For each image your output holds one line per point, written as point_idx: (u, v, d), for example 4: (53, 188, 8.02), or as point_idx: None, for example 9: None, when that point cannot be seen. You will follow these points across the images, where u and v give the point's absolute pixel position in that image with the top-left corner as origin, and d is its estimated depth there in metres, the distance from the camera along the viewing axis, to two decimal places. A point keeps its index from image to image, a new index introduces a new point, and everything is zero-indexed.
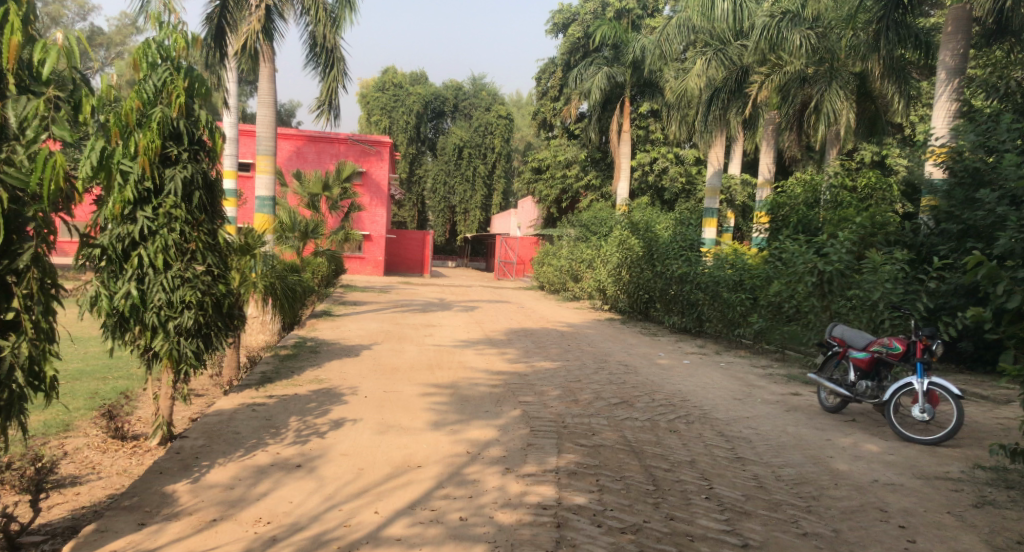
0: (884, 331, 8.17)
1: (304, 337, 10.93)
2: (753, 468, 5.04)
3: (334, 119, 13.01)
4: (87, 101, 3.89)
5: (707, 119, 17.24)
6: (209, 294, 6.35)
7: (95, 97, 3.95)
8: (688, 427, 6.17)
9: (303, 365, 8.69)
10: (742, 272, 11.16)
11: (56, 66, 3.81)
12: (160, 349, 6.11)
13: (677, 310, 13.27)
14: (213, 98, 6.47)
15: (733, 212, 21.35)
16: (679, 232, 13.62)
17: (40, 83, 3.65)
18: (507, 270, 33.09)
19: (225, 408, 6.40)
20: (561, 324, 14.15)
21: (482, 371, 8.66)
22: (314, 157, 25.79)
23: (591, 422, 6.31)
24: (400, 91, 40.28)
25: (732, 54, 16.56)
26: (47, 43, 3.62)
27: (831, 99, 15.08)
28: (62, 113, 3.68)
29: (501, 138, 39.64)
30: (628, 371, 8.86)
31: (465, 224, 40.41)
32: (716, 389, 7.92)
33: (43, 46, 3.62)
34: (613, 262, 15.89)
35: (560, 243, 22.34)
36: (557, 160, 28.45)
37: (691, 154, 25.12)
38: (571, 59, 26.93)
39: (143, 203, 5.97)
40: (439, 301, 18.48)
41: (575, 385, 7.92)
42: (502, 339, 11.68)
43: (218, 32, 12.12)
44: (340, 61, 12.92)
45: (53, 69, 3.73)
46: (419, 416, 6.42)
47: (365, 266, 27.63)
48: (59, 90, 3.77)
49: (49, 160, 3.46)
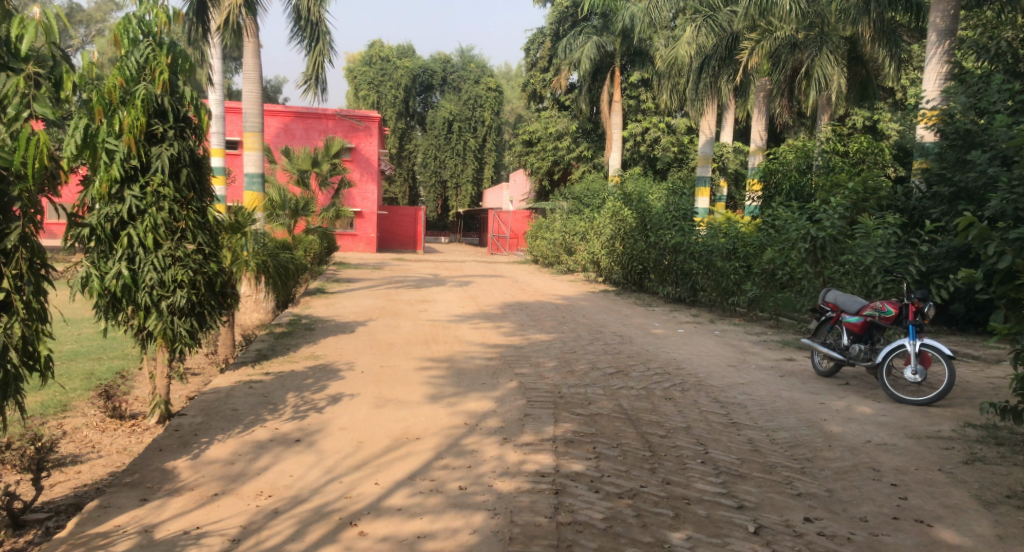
0: (877, 295, 8.22)
1: (299, 314, 10.92)
2: (748, 433, 5.10)
3: (321, 94, 12.88)
4: (68, 78, 3.81)
5: (698, 87, 17.12)
6: (201, 273, 6.37)
7: (74, 74, 3.87)
8: (683, 394, 6.23)
9: (299, 342, 8.71)
10: (735, 241, 11.20)
11: (33, 42, 3.71)
12: (154, 329, 6.15)
13: (671, 280, 13.32)
14: (197, 74, 6.40)
15: (725, 181, 21.30)
16: (671, 202, 13.59)
17: (19, 60, 3.58)
18: (500, 244, 33.00)
19: (222, 385, 6.43)
20: (556, 297, 14.19)
21: (478, 345, 8.68)
22: (302, 133, 25.57)
23: (587, 391, 6.35)
24: (387, 65, 39.90)
25: (721, 21, 16.44)
26: (24, 19, 3.53)
27: (822, 64, 14.99)
28: (43, 90, 3.62)
29: (491, 111, 39.33)
30: (623, 341, 8.92)
31: (457, 200, 40.28)
32: (711, 356, 7.98)
33: (20, 22, 3.53)
34: (606, 234, 15.89)
35: (553, 216, 22.31)
36: (548, 132, 28.23)
37: (682, 123, 24.96)
38: (559, 29, 26.64)
39: (131, 181, 5.95)
40: (433, 276, 18.49)
41: (571, 355, 7.97)
42: (497, 313, 11.69)
43: (200, 8, 12.01)
44: (326, 34, 12.72)
45: (31, 46, 3.64)
46: (416, 389, 6.46)
47: (358, 243, 27.53)
48: (39, 66, 3.68)
49: (32, 138, 3.42)
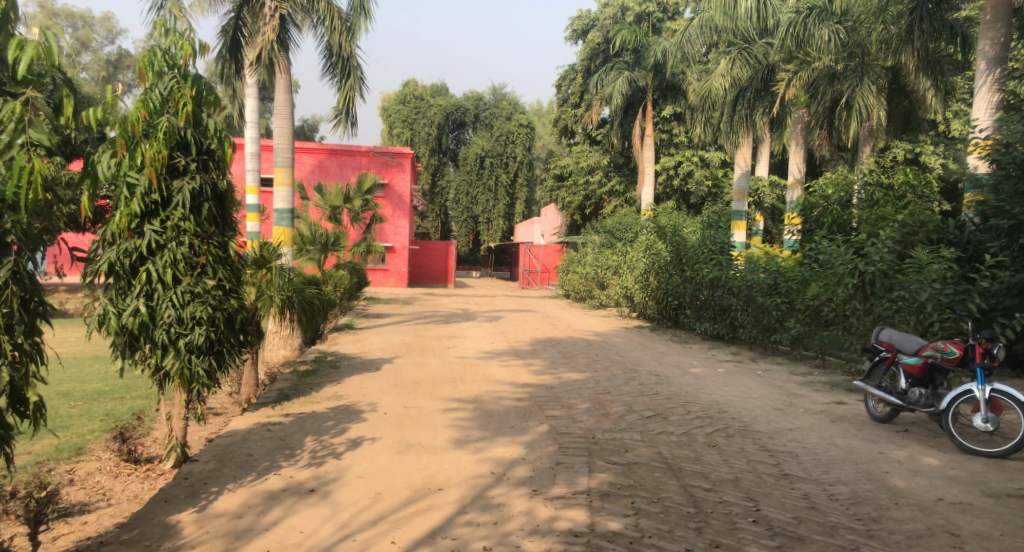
0: (934, 334, 7.67)
1: (325, 351, 10.69)
2: (802, 487, 4.64)
3: (351, 128, 12.83)
4: (69, 102, 3.61)
5: (733, 119, 16.81)
6: (221, 309, 6.22)
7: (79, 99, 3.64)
8: (728, 441, 5.78)
9: (322, 381, 8.45)
10: (776, 276, 10.72)
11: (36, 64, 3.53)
12: (171, 368, 6.00)
13: (708, 317, 12.83)
14: (222, 106, 6.37)
15: (761, 215, 20.83)
16: (707, 235, 13.16)
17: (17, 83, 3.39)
18: (531, 278, 32.69)
19: (239, 427, 6.19)
20: (588, 333, 13.78)
21: (507, 384, 8.31)
22: (336, 170, 25.75)
23: (623, 437, 5.93)
24: (421, 104, 40.53)
25: (757, 53, 16.23)
26: (22, 40, 3.36)
27: (863, 94, 14.44)
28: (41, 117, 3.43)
29: (522, 146, 39.39)
30: (660, 381, 8.48)
31: (488, 234, 40.22)
32: (754, 398, 7.49)
33: (18, 44, 3.35)
34: (640, 268, 15.50)
35: (585, 250, 21.99)
36: (579, 167, 27.94)
37: (715, 157, 24.55)
38: (590, 65, 26.57)
39: (151, 216, 5.89)
40: (463, 311, 18.19)
41: (605, 397, 7.55)
42: (528, 350, 11.31)
43: (234, 44, 12.23)
44: (357, 69, 12.69)
45: (31, 68, 3.46)
46: (441, 433, 6.11)
47: (389, 277, 27.46)
48: (37, 90, 3.49)
49: (24, 167, 3.22)
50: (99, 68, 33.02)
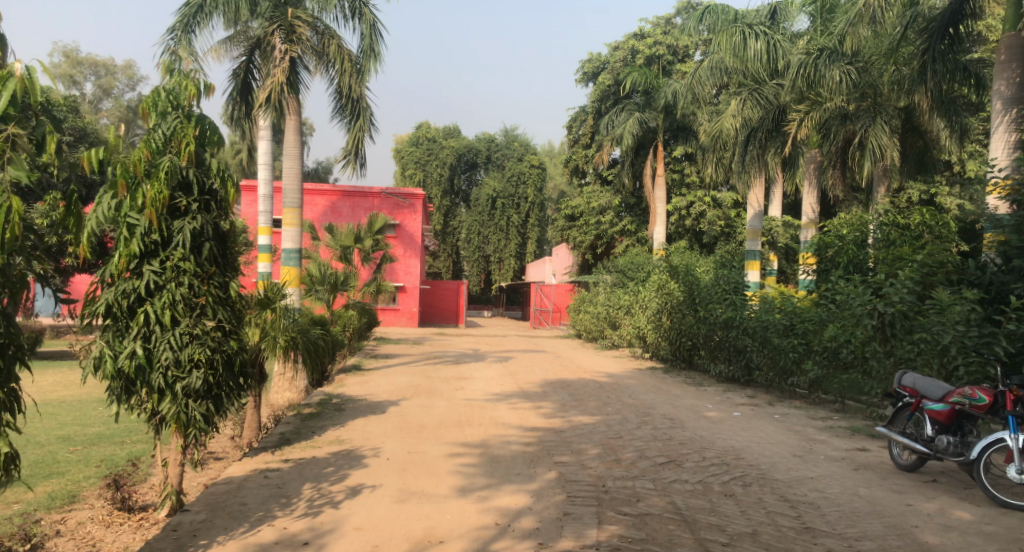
0: (960, 378, 7.38)
1: (331, 394, 10.48)
2: (825, 542, 4.36)
3: (360, 169, 12.83)
4: (51, 139, 3.72)
5: (745, 159, 16.74)
6: (220, 351, 6.05)
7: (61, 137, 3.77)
8: (745, 491, 5.50)
9: (326, 424, 8.23)
10: (792, 316, 10.45)
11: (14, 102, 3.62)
12: (167, 413, 5.83)
13: (723, 358, 12.54)
14: (225, 146, 6.30)
15: (775, 254, 20.58)
16: (721, 274, 12.94)
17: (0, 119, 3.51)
18: (542, 318, 32.43)
19: (236, 474, 5.98)
20: (600, 375, 13.50)
21: (515, 428, 8.05)
22: (348, 211, 25.85)
23: (635, 486, 5.66)
24: (434, 145, 41.00)
25: (768, 93, 16.27)
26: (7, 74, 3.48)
27: (877, 135, 14.15)
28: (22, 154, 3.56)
29: (534, 187, 39.49)
30: (674, 426, 8.18)
31: (500, 274, 40.09)
32: (773, 444, 7.19)
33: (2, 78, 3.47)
34: (652, 308, 15.27)
35: (596, 290, 21.78)
36: (590, 207, 27.77)
37: (728, 197, 24.41)
38: (601, 107, 26.71)
39: (151, 256, 5.79)
40: (473, 352, 17.96)
41: (617, 442, 7.27)
42: (538, 392, 11.03)
43: (244, 88, 12.47)
44: (366, 110, 12.72)
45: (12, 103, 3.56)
46: (445, 480, 5.86)
47: (400, 317, 27.30)
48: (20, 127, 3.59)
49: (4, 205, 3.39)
50: (119, 113, 33.67)
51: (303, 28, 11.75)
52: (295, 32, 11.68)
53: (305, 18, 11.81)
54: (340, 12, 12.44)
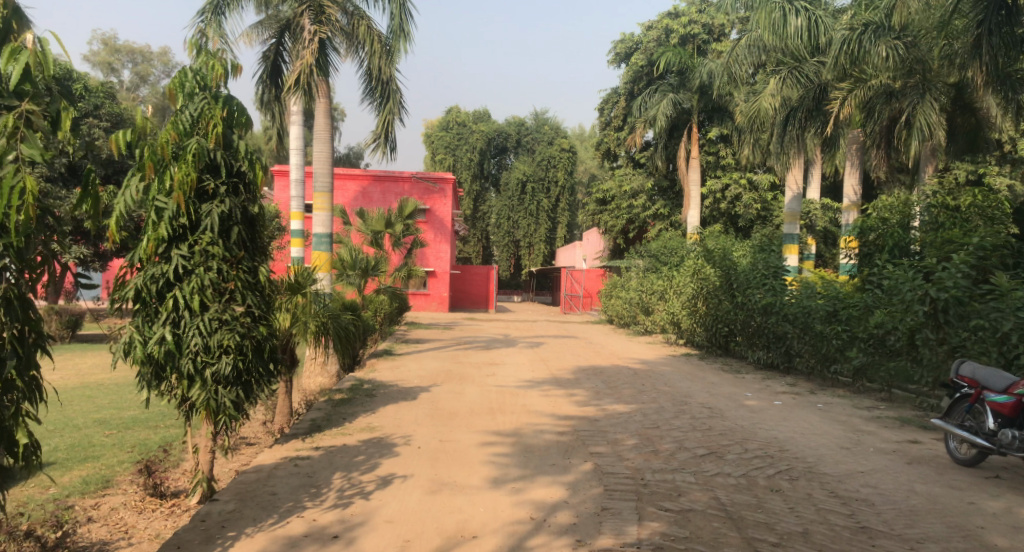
0: (1019, 367, 7.04)
1: (362, 379, 10.39)
2: (883, 544, 4.10)
3: (390, 152, 12.69)
4: (67, 115, 3.52)
5: (782, 140, 16.22)
6: (249, 337, 5.94)
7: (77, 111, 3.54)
8: (792, 485, 5.24)
9: (357, 410, 8.12)
10: (836, 302, 10.05)
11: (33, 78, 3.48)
12: (197, 399, 5.74)
13: (761, 345, 12.18)
14: (253, 128, 6.17)
15: (813, 238, 20.00)
16: (759, 259, 12.55)
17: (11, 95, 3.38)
18: (573, 303, 32.16)
19: (266, 462, 5.90)
20: (634, 361, 13.22)
21: (549, 416, 7.85)
22: (379, 196, 25.81)
23: (675, 479, 5.43)
24: (464, 130, 40.97)
25: (808, 72, 15.72)
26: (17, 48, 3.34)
27: (925, 112, 13.62)
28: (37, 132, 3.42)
29: (564, 171, 39.10)
30: (712, 415, 7.91)
31: (530, 258, 39.83)
32: (817, 435, 6.89)
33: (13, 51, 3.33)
34: (687, 293, 14.93)
35: (629, 275, 21.45)
36: (622, 191, 27.22)
37: (764, 180, 23.77)
38: (633, 88, 26.21)
39: (179, 241, 5.70)
40: (503, 337, 17.78)
41: (654, 432, 7.04)
42: (571, 379, 10.81)
43: (274, 70, 12.37)
44: (396, 92, 12.54)
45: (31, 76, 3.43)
46: (477, 471, 5.69)
47: (430, 302, 27.22)
48: (35, 104, 3.45)
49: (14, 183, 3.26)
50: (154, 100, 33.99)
51: (333, 8, 11.59)
52: (324, 13, 11.51)
53: None
54: None
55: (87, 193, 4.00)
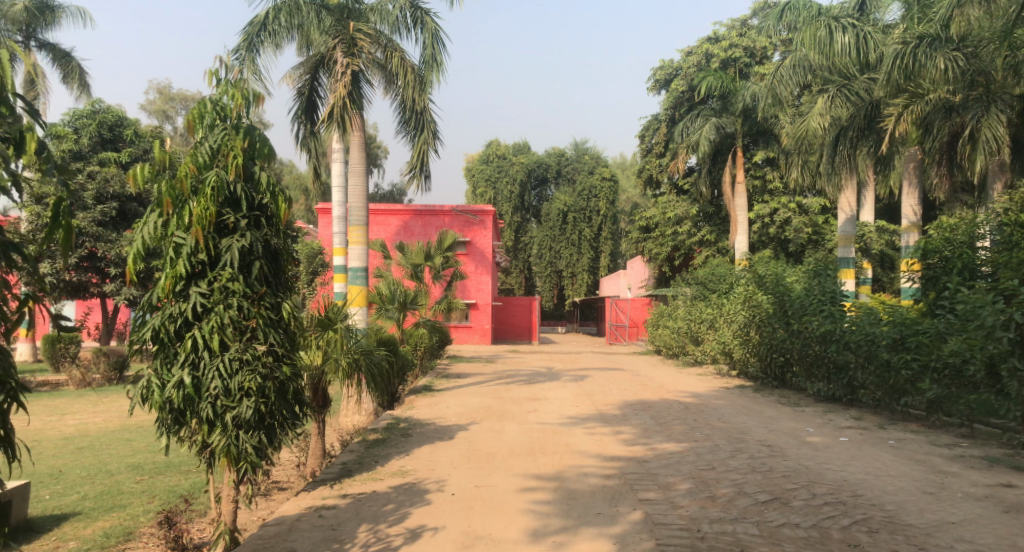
0: None
1: (399, 417, 9.99)
2: None
3: (425, 182, 12.45)
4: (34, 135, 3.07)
5: (834, 161, 15.35)
6: (272, 379, 5.59)
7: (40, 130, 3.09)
8: (872, 539, 4.62)
9: (390, 452, 7.70)
10: (902, 328, 9.27)
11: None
12: (217, 446, 5.41)
13: (821, 376, 11.44)
14: (276, 159, 5.88)
15: (870, 261, 19.06)
16: (814, 284, 11.84)
17: None
18: (619, 334, 31.47)
19: (289, 513, 5.52)
20: (684, 394, 12.55)
21: (593, 457, 7.31)
22: (420, 230, 25.76)
23: (736, 531, 4.86)
24: (505, 163, 41.12)
25: (858, 89, 15.03)
26: None
27: (991, 125, 12.50)
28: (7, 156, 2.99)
29: (606, 201, 38.64)
30: (773, 454, 7.26)
31: (574, 289, 39.22)
32: (894, 477, 6.20)
33: None
34: (739, 321, 14.20)
35: (676, 303, 20.75)
36: (666, 218, 26.63)
37: (815, 203, 22.85)
38: (675, 114, 25.72)
39: (199, 277, 5.43)
40: (547, 370, 17.22)
41: (710, 475, 6.43)
42: (618, 415, 10.23)
43: (309, 105, 12.30)
44: (431, 123, 12.36)
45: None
46: (515, 521, 5.21)
47: (473, 335, 26.83)
48: None
49: None
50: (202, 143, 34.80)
51: (364, 41, 11.45)
52: (356, 46, 11.37)
53: (366, 31, 11.49)
54: (402, 24, 12.18)
55: (59, 226, 3.17)
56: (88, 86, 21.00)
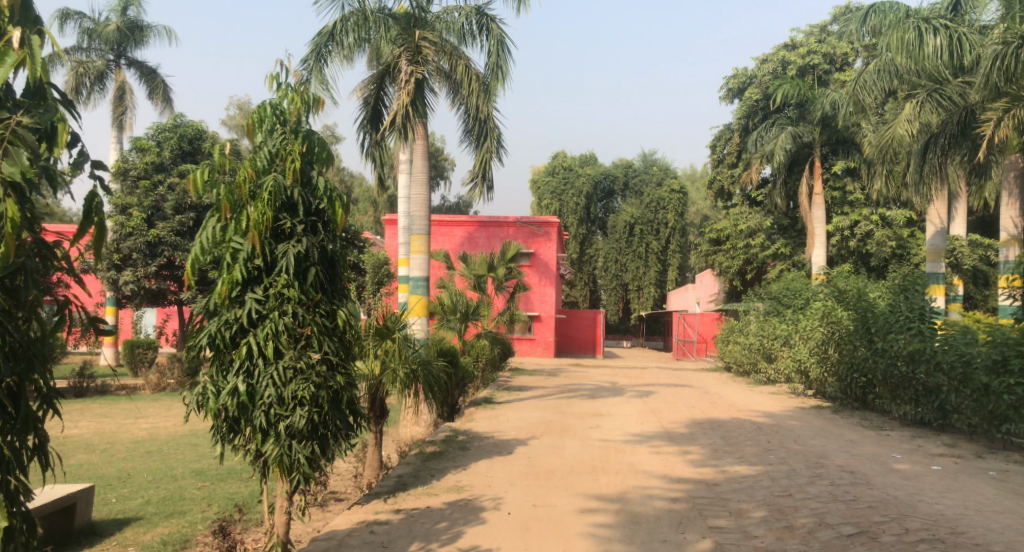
0: None
1: (457, 429, 9.77)
2: None
3: (487, 192, 12.27)
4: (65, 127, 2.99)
5: (923, 171, 14.44)
6: (326, 388, 5.46)
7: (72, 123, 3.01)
8: None
9: (446, 466, 7.48)
10: (1004, 348, 8.53)
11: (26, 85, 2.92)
12: (270, 455, 5.29)
13: (908, 398, 10.66)
14: (334, 164, 5.75)
15: (959, 277, 17.85)
16: (900, 300, 11.08)
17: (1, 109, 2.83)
18: (686, 349, 30.63)
19: (340, 527, 5.35)
20: (757, 414, 11.93)
21: (659, 478, 6.89)
22: (485, 241, 25.71)
23: None
24: (571, 175, 40.89)
25: (951, 93, 13.98)
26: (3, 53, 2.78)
27: None
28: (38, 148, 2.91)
29: (674, 213, 37.78)
30: (856, 482, 6.69)
31: (640, 302, 38.44)
32: (998, 513, 5.60)
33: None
34: (816, 338, 13.41)
35: (747, 318, 19.94)
36: (737, 230, 25.71)
37: (899, 216, 21.68)
38: (748, 123, 24.89)
39: (255, 283, 5.34)
40: (611, 385, 16.75)
41: (786, 502, 5.95)
42: (685, 434, 9.75)
43: (374, 115, 12.29)
44: (494, 131, 12.20)
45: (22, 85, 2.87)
46: (573, 545, 4.89)
47: (535, 347, 26.53)
48: (28, 119, 2.84)
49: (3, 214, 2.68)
50: None
51: (429, 50, 11.41)
52: (420, 54, 11.36)
53: (431, 39, 11.45)
54: (467, 32, 12.10)
55: (92, 222, 3.08)
56: (172, 101, 21.84)
